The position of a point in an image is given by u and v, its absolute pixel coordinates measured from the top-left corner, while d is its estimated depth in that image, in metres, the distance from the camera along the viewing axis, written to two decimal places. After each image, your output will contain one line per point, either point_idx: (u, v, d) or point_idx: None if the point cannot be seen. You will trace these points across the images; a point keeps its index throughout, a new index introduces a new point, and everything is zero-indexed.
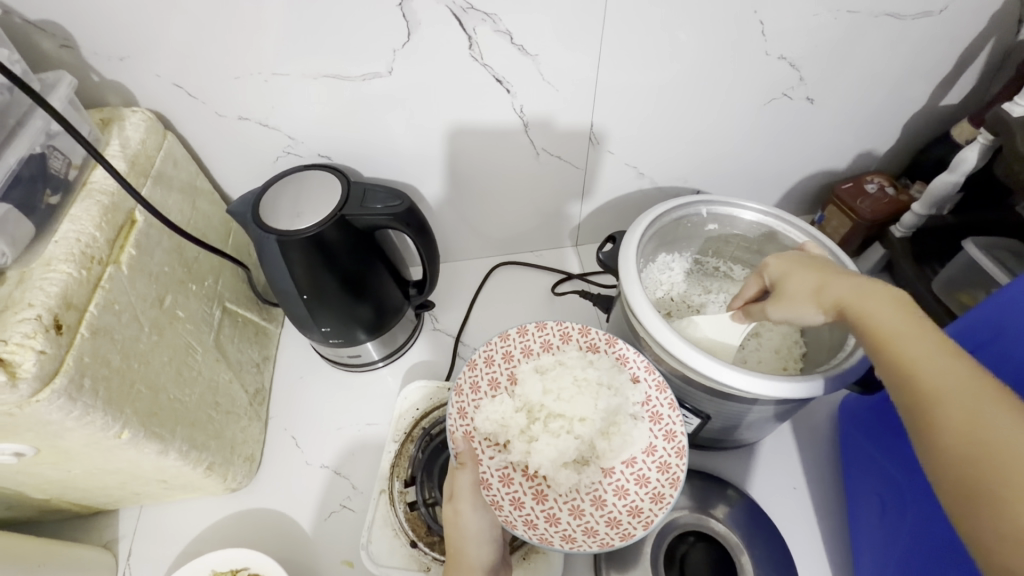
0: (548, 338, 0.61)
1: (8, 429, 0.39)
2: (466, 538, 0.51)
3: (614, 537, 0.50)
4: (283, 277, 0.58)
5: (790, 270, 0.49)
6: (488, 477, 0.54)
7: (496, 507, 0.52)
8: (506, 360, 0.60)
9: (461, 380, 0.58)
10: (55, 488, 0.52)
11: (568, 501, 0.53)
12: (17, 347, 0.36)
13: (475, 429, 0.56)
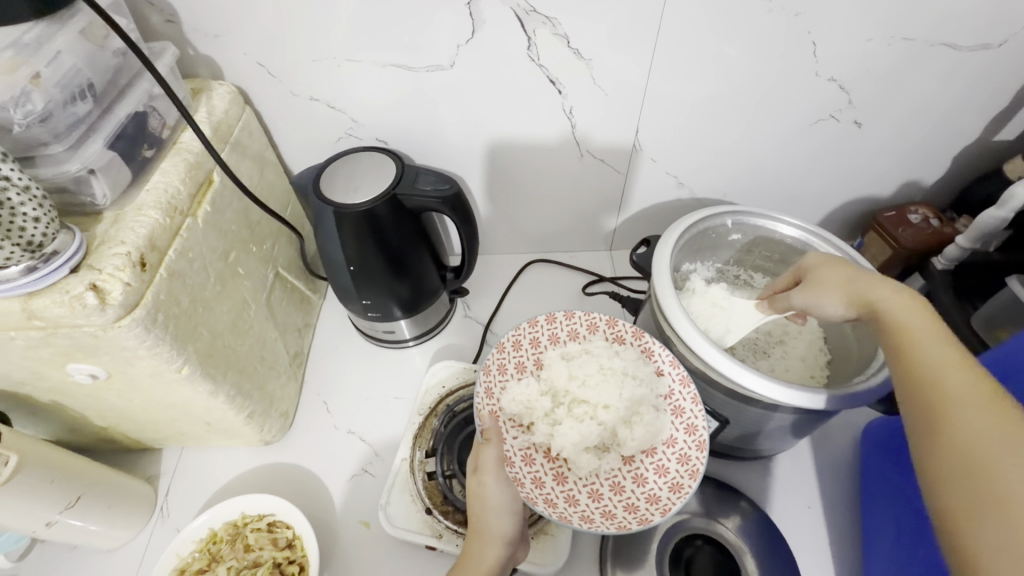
0: (574, 327, 0.64)
1: (90, 350, 0.44)
2: (488, 508, 0.53)
3: (631, 521, 0.51)
4: (334, 247, 0.63)
5: (825, 264, 0.52)
6: (511, 455, 0.56)
7: (519, 484, 0.53)
8: (534, 346, 0.62)
9: (490, 361, 0.59)
10: (114, 416, 0.57)
11: (588, 485, 0.55)
12: (110, 276, 0.41)
13: (500, 409, 0.58)
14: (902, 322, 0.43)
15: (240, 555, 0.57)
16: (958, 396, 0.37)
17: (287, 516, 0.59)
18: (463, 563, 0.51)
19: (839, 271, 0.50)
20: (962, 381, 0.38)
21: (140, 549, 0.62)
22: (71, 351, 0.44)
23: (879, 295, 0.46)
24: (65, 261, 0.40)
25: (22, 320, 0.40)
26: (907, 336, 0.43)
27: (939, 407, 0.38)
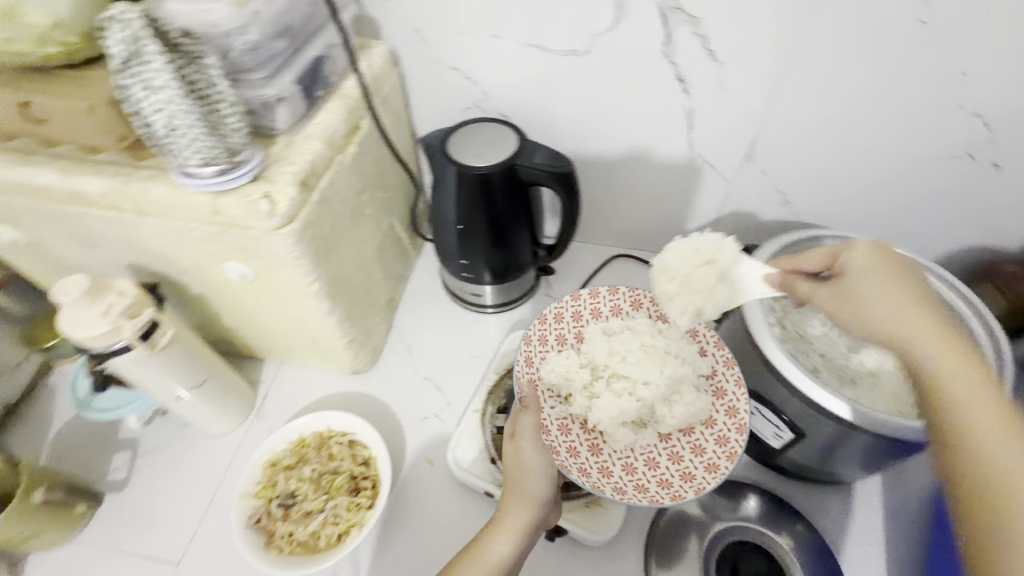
0: (617, 303, 0.67)
1: (249, 251, 0.51)
2: (524, 471, 0.55)
3: (665, 497, 0.53)
4: (448, 204, 0.68)
5: (866, 270, 0.47)
6: (548, 424, 0.59)
7: (554, 451, 0.56)
8: (575, 320, 0.67)
9: (532, 332, 0.64)
10: (241, 319, 0.65)
11: (623, 459, 0.58)
12: (279, 189, 0.48)
13: (540, 378, 0.62)
14: (964, 399, 0.39)
15: (325, 463, 0.64)
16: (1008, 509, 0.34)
17: (367, 437, 0.65)
18: (499, 523, 0.54)
19: (872, 286, 0.46)
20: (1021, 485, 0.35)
21: (238, 441, 0.71)
22: (234, 249, 0.51)
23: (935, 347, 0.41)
24: (249, 169, 0.47)
25: (207, 214, 0.47)
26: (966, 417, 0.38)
27: (983, 512, 0.35)
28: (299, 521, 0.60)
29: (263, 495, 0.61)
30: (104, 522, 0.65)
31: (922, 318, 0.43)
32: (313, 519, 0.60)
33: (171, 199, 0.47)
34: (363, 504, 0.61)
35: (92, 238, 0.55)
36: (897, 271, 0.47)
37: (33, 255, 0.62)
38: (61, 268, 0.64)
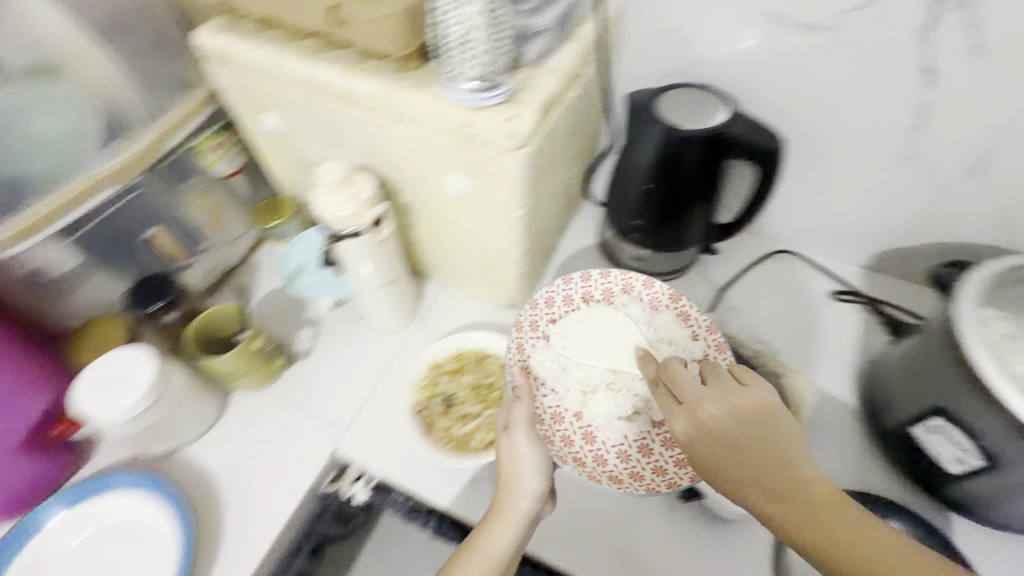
0: (607, 287, 0.71)
1: (478, 167, 0.56)
2: (519, 465, 0.60)
3: (661, 484, 0.60)
4: (642, 161, 0.68)
5: (697, 399, 0.49)
6: (542, 414, 0.65)
7: (549, 442, 0.63)
8: (567, 303, 0.70)
9: (523, 318, 0.68)
10: (431, 233, 0.72)
11: (618, 447, 0.63)
12: (524, 113, 0.51)
13: (530, 365, 0.67)
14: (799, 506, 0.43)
15: (481, 376, 0.71)
16: None
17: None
18: (497, 513, 0.58)
19: (712, 407, 0.48)
20: None
21: (400, 342, 0.79)
22: (465, 163, 0.56)
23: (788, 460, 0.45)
24: (502, 92, 0.51)
25: (457, 125, 0.53)
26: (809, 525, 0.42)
27: None
28: (456, 419, 0.69)
29: (427, 389, 0.71)
30: (289, 381, 0.76)
31: (808, 493, 0.43)
32: (469, 422, 0.69)
33: (430, 107, 0.53)
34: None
35: (339, 135, 0.63)
36: (749, 423, 0.47)
37: (278, 143, 0.72)
38: (295, 159, 0.74)
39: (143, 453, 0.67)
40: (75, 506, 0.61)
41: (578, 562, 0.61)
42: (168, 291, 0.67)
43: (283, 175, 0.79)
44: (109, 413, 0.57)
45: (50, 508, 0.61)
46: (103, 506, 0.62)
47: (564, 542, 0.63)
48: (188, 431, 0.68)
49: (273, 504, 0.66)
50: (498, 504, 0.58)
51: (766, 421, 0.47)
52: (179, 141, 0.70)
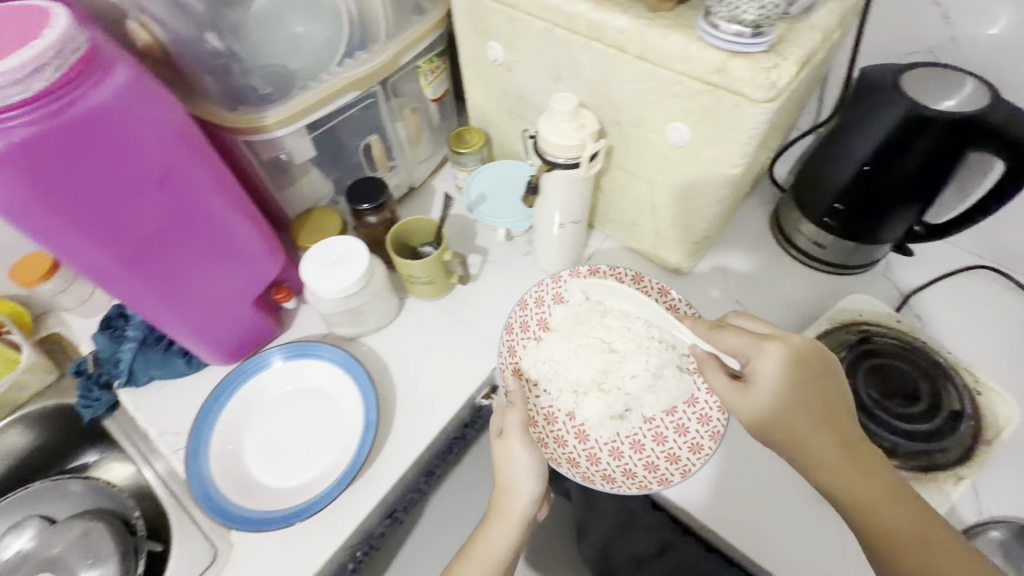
0: (595, 287, 0.73)
1: (712, 116, 0.56)
2: (514, 473, 0.62)
3: (652, 481, 0.63)
4: (865, 140, 0.64)
5: (753, 336, 0.55)
6: (536, 416, 0.69)
7: (544, 445, 0.67)
8: (556, 301, 0.74)
9: (513, 320, 0.73)
10: (621, 182, 0.73)
11: (610, 443, 0.67)
12: (787, 66, 0.50)
13: (521, 368, 0.71)
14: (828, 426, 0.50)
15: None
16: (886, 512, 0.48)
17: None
18: (495, 517, 0.61)
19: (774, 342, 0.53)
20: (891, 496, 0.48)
21: None
22: (699, 111, 0.56)
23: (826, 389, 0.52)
24: (767, 40, 0.50)
25: (709, 70, 0.52)
26: (834, 440, 0.50)
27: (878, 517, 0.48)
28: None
29: None
30: (457, 298, 0.81)
31: (846, 447, 0.50)
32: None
33: (686, 49, 0.53)
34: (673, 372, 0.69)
35: (564, 70, 0.65)
36: (805, 363, 0.52)
37: (491, 75, 0.76)
38: (501, 92, 0.77)
39: (335, 332, 0.76)
40: (292, 360, 0.71)
41: (721, 523, 0.63)
42: (380, 195, 0.73)
43: (481, 107, 0.84)
44: (329, 290, 0.65)
45: (274, 356, 0.71)
46: (312, 366, 0.71)
47: (708, 500, 0.64)
48: (373, 321, 0.75)
49: (435, 401, 0.72)
50: (493, 508, 0.62)
51: (820, 380, 0.52)
52: (408, 60, 0.76)
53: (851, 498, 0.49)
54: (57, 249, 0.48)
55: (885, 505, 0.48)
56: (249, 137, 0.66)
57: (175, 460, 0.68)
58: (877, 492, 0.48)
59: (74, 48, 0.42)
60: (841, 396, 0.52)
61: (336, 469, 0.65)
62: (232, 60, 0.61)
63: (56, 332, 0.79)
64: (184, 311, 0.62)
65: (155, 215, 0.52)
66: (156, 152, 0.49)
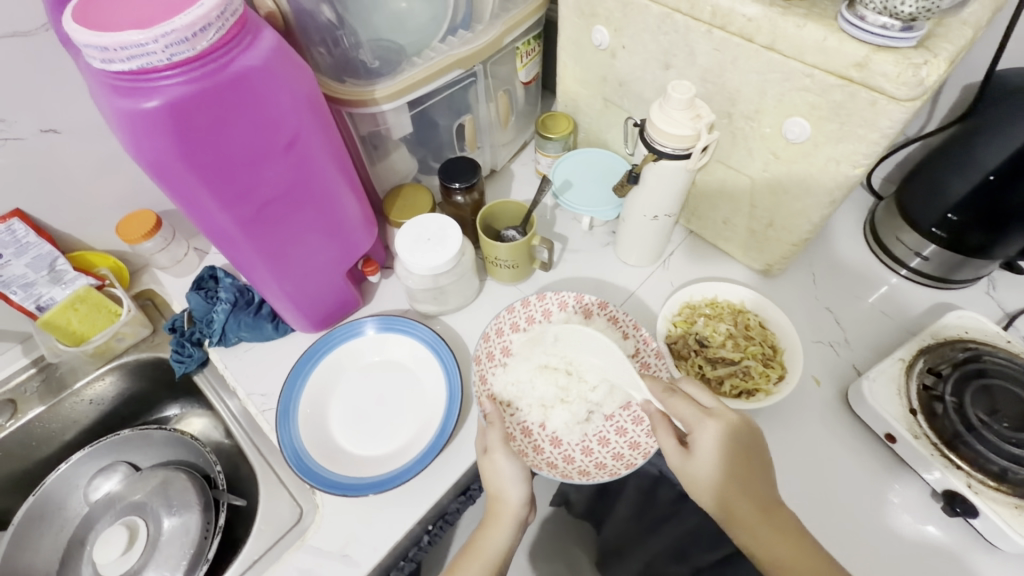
0: (547, 308, 0.74)
1: (842, 113, 0.54)
2: (503, 480, 0.61)
3: (621, 467, 0.64)
4: (998, 149, 0.61)
5: (685, 413, 0.59)
6: (513, 432, 0.68)
7: (523, 454, 0.66)
8: (513, 330, 0.73)
9: (479, 352, 0.70)
10: (719, 178, 0.72)
11: (581, 444, 0.67)
12: (938, 63, 0.47)
13: (494, 393, 0.70)
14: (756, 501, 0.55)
15: (738, 328, 0.71)
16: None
17: (780, 328, 0.70)
18: (491, 520, 0.61)
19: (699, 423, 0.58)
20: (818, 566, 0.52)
21: (641, 277, 0.81)
22: (828, 106, 0.54)
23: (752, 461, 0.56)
24: (916, 35, 0.48)
25: (849, 64, 0.50)
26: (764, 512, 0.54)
27: None
28: (710, 361, 0.70)
29: (681, 325, 0.72)
30: (535, 284, 0.81)
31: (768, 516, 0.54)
32: (722, 366, 0.69)
33: (824, 40, 0.50)
34: (772, 377, 0.66)
35: (676, 58, 0.64)
36: (735, 434, 0.57)
37: (591, 60, 0.75)
38: (598, 79, 0.76)
39: (416, 309, 0.76)
40: (381, 333, 0.73)
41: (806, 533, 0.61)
42: (472, 175, 0.73)
43: (572, 94, 0.83)
44: (422, 266, 0.66)
45: (363, 328, 0.73)
46: (398, 341, 0.73)
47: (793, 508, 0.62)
48: (454, 301, 0.76)
49: None
50: (490, 511, 0.61)
51: (750, 456, 0.56)
52: (510, 41, 0.76)
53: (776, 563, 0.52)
54: (188, 205, 0.49)
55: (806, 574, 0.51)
56: (353, 109, 0.66)
57: (262, 420, 0.71)
58: (793, 553, 0.52)
59: (233, 11, 0.43)
60: (767, 474, 0.56)
61: (418, 442, 0.66)
62: (347, 31, 0.62)
63: (150, 289, 0.82)
64: (285, 278, 0.63)
65: (276, 181, 0.53)
66: (287, 118, 0.50)
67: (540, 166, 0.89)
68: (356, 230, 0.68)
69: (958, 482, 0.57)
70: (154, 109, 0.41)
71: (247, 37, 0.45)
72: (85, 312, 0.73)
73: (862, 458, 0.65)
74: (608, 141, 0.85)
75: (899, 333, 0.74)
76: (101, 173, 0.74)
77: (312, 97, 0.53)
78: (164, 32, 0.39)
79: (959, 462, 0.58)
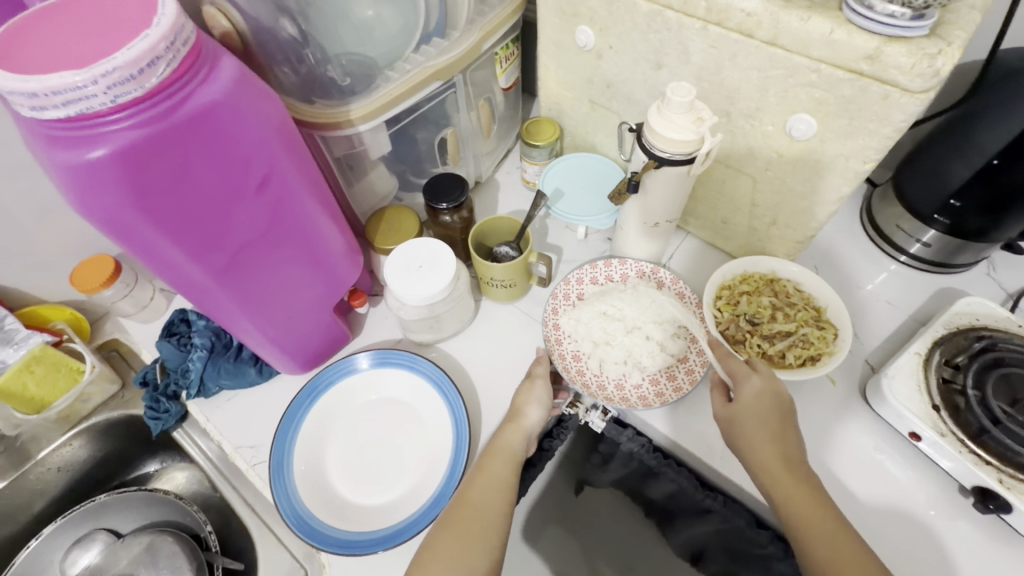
0: (625, 272, 0.74)
1: (852, 109, 0.51)
2: (529, 402, 0.63)
3: (635, 400, 0.65)
4: (997, 131, 0.58)
5: (738, 375, 0.59)
6: (564, 353, 0.69)
7: (579, 373, 0.67)
8: (589, 283, 0.74)
9: (557, 290, 0.73)
10: (718, 180, 0.69)
11: (616, 380, 0.67)
12: (953, 50, 0.45)
13: (558, 327, 0.71)
14: (785, 457, 0.54)
15: (779, 297, 0.68)
16: (825, 531, 0.49)
17: (817, 288, 0.68)
18: (511, 425, 0.61)
19: (748, 382, 0.58)
20: (838, 523, 0.50)
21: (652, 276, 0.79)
22: (839, 102, 0.51)
23: (793, 432, 0.56)
24: (929, 23, 0.46)
25: (859, 57, 0.48)
26: (797, 473, 0.53)
27: (822, 530, 0.49)
28: (766, 338, 0.65)
29: (725, 310, 0.68)
30: (533, 301, 0.77)
31: (789, 465, 0.54)
32: (780, 340, 0.65)
33: (831, 33, 0.48)
34: (829, 337, 0.64)
35: (668, 57, 0.60)
36: (782, 406, 0.56)
37: (575, 62, 0.71)
38: (584, 82, 0.72)
39: (410, 339, 0.72)
40: (375, 368, 0.68)
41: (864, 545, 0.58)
42: (459, 193, 0.68)
43: (555, 97, 0.79)
44: (414, 296, 0.61)
45: (355, 363, 0.67)
46: (394, 375, 0.68)
47: None
48: (451, 327, 0.71)
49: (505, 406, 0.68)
50: (510, 420, 0.62)
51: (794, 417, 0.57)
52: (488, 47, 0.71)
53: (783, 497, 0.52)
54: (152, 261, 0.43)
55: (806, 515, 0.50)
56: (326, 132, 0.61)
57: (253, 475, 0.65)
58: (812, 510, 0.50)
59: (184, 40, 0.38)
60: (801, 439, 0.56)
61: (429, 482, 0.61)
62: (312, 47, 0.55)
63: (116, 339, 0.76)
64: (266, 324, 0.58)
65: (250, 224, 0.48)
66: (257, 154, 0.45)
67: (527, 174, 0.84)
68: (340, 263, 0.62)
69: (990, 478, 0.55)
70: (100, 160, 0.36)
71: (203, 69, 0.40)
72: (42, 373, 0.66)
73: (884, 459, 0.64)
74: (596, 144, 0.81)
75: (907, 323, 0.73)
76: (46, 217, 0.67)
77: (285, 130, 0.48)
78: (104, 71, 0.33)
79: (988, 458, 0.56)
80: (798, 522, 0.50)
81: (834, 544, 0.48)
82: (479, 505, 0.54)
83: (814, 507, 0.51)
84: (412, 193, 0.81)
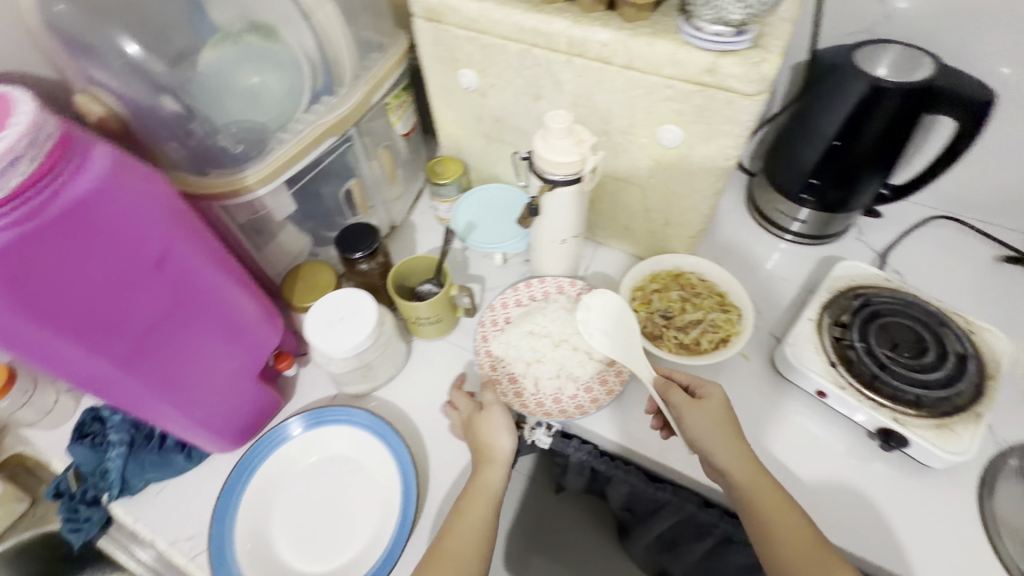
0: (546, 289, 0.77)
1: (707, 114, 0.58)
2: (495, 433, 0.62)
3: (573, 410, 0.68)
4: (832, 117, 0.67)
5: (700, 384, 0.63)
6: (501, 379, 0.71)
7: (517, 395, 0.69)
8: (515, 305, 0.76)
9: (484, 317, 0.76)
10: (612, 191, 0.74)
11: (553, 394, 0.69)
12: (774, 57, 0.52)
13: (491, 353, 0.73)
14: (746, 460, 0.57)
15: (687, 290, 0.74)
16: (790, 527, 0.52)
17: (717, 275, 0.75)
18: (485, 462, 0.61)
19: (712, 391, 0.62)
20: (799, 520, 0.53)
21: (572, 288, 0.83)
22: (695, 110, 0.58)
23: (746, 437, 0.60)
24: (750, 37, 0.52)
25: (701, 71, 0.54)
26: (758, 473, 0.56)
27: (788, 526, 0.53)
28: (681, 329, 0.70)
29: (641, 309, 0.72)
30: (463, 332, 0.78)
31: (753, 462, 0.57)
32: (693, 328, 0.70)
33: (675, 53, 0.54)
34: (734, 318, 0.70)
35: (544, 89, 0.66)
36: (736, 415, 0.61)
37: (463, 102, 0.75)
38: (476, 119, 0.77)
39: (346, 392, 0.71)
40: (311, 430, 0.66)
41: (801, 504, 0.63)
42: (371, 239, 0.69)
43: (452, 136, 0.82)
44: (341, 347, 0.61)
45: (290, 429, 0.66)
46: (333, 433, 0.66)
47: None
48: (385, 373, 0.71)
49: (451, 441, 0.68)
50: (479, 456, 0.61)
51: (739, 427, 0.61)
52: (379, 98, 0.74)
53: (746, 494, 0.55)
54: (45, 362, 0.41)
55: (772, 514, 0.53)
56: (224, 201, 0.60)
57: (195, 566, 0.60)
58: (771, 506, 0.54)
59: (48, 135, 0.37)
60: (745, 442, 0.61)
61: (386, 531, 0.60)
62: (198, 120, 0.56)
63: (19, 453, 0.70)
64: (187, 404, 0.55)
65: (152, 305, 0.46)
66: (148, 234, 0.44)
67: (439, 212, 0.87)
68: (259, 327, 0.61)
69: (887, 419, 0.62)
70: None
71: (74, 160, 0.40)
72: None
73: (803, 421, 0.69)
74: (499, 174, 0.85)
75: (800, 293, 0.81)
76: None
77: (176, 206, 0.47)
78: None
79: (884, 401, 0.63)
80: (762, 520, 0.53)
81: (792, 541, 0.52)
82: (458, 549, 0.54)
83: (778, 505, 0.54)
84: (327, 247, 0.81)
